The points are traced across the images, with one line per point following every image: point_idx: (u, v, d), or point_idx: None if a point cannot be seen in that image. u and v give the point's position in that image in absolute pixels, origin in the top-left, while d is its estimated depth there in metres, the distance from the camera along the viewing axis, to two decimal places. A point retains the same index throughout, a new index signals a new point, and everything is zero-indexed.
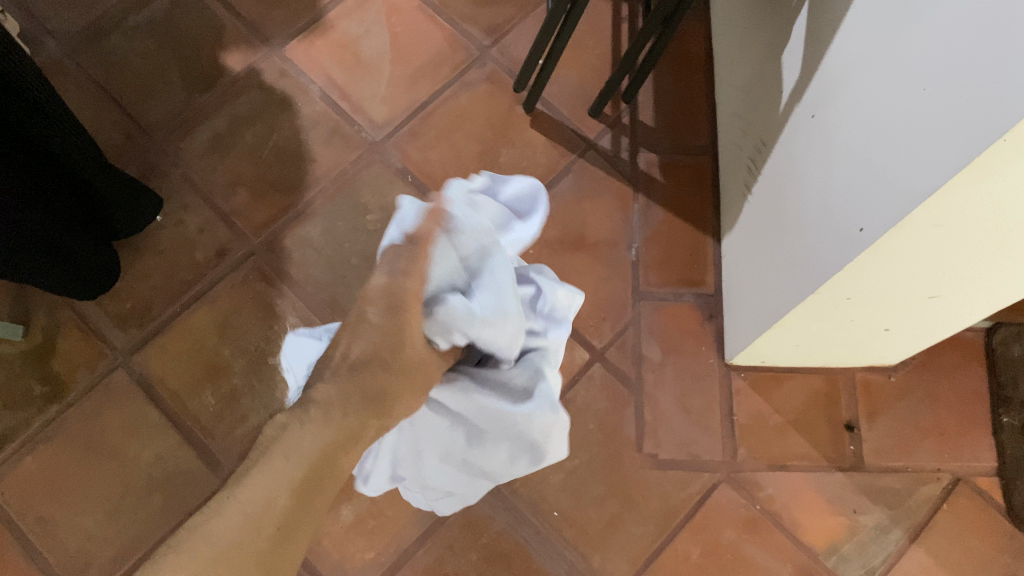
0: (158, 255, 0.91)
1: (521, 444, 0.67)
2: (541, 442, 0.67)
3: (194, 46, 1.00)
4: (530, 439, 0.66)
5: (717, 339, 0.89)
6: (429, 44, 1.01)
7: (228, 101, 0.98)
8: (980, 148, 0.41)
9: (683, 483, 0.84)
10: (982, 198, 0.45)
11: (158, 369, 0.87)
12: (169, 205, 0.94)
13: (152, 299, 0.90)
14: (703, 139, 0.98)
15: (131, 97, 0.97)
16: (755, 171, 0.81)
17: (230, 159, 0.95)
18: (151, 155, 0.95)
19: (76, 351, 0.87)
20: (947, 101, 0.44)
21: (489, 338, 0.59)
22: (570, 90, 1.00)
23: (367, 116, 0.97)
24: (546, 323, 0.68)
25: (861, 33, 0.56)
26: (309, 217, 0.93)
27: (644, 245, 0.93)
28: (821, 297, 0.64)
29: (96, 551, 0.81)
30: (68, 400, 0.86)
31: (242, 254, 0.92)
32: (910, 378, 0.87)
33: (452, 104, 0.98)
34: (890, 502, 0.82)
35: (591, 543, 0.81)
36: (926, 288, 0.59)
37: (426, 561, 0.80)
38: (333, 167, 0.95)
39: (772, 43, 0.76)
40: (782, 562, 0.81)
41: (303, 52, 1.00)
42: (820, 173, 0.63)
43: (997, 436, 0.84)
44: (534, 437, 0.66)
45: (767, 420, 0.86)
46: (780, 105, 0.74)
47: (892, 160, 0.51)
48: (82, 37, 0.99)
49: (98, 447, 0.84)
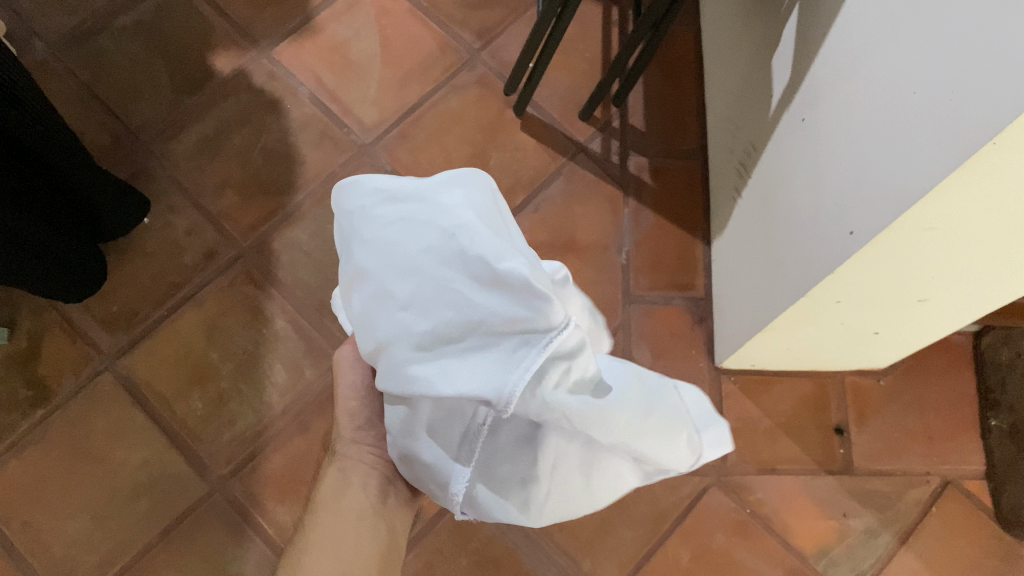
0: (146, 257, 0.91)
1: (494, 308, 0.43)
2: (483, 267, 0.44)
3: (183, 47, 0.99)
4: (469, 274, 0.44)
5: (708, 342, 0.89)
6: (420, 47, 1.01)
7: (216, 103, 0.97)
8: (969, 153, 0.41)
9: (673, 487, 0.83)
10: (969, 201, 0.45)
11: (144, 373, 0.86)
12: (157, 207, 0.93)
13: (139, 302, 0.89)
14: (693, 143, 0.98)
15: (119, 99, 0.96)
16: (745, 174, 0.81)
17: (219, 161, 0.95)
18: (138, 157, 0.95)
19: (61, 355, 0.87)
20: (936, 105, 0.44)
21: (404, 333, 0.45)
22: (560, 94, 1.00)
23: (357, 119, 0.97)
24: (349, 206, 0.51)
25: (851, 37, 0.56)
26: (299, 219, 0.93)
27: (635, 249, 0.93)
28: (811, 300, 0.64)
29: (81, 556, 0.80)
30: (53, 404, 0.85)
31: (230, 256, 0.91)
32: (900, 381, 0.87)
33: (442, 107, 0.98)
34: (880, 505, 0.82)
35: (581, 547, 0.81)
36: (916, 291, 0.59)
37: (416, 566, 0.80)
38: (323, 170, 0.95)
39: (762, 47, 0.77)
40: (772, 565, 0.81)
41: (292, 54, 1.00)
42: (810, 175, 0.63)
43: (985, 441, 0.85)
44: (468, 275, 0.44)
45: (757, 424, 0.86)
46: (770, 108, 0.74)
47: (882, 164, 0.51)
48: (70, 38, 0.98)
49: (83, 452, 0.83)
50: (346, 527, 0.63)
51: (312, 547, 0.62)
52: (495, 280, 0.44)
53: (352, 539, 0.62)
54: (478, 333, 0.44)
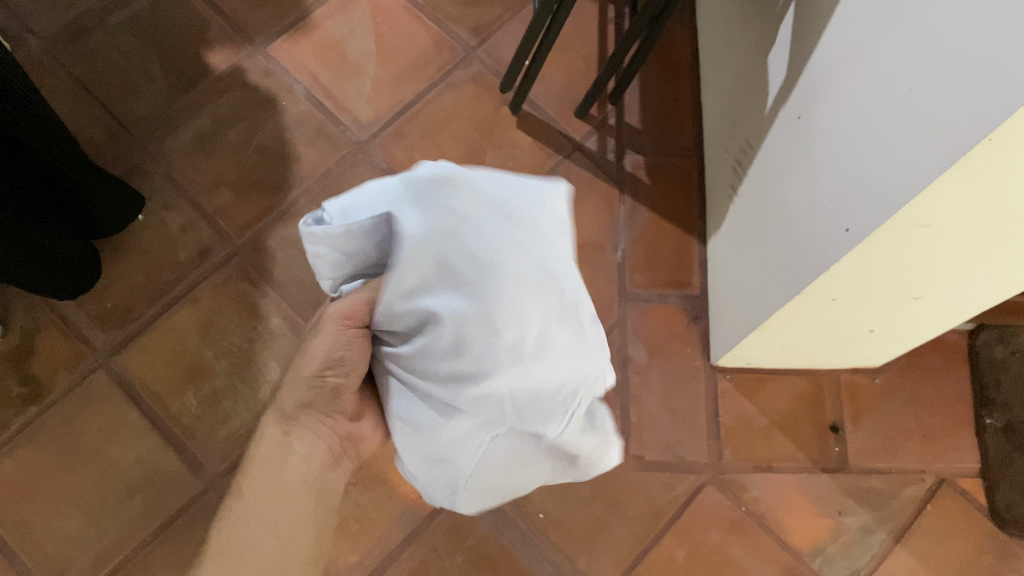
0: (140, 255, 0.90)
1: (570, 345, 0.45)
2: (570, 310, 0.45)
3: (177, 44, 0.99)
4: (561, 310, 0.45)
5: (703, 340, 0.89)
6: (415, 44, 1.00)
7: (211, 99, 0.97)
8: (964, 150, 0.41)
9: (669, 484, 0.83)
10: (963, 199, 0.45)
11: (139, 370, 0.86)
12: (151, 204, 0.93)
13: (133, 300, 0.89)
14: (689, 141, 0.98)
15: (113, 96, 0.96)
16: (740, 172, 0.81)
17: (214, 158, 0.95)
18: (133, 154, 0.94)
19: (55, 352, 0.86)
20: (932, 102, 0.44)
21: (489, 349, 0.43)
22: (556, 91, 1.00)
23: (352, 116, 0.97)
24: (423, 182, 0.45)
25: (846, 35, 0.56)
26: (294, 217, 0.93)
27: (630, 246, 0.93)
28: (807, 298, 0.64)
29: (74, 554, 0.80)
30: (47, 402, 0.85)
31: (225, 254, 0.91)
32: (895, 379, 0.87)
33: (438, 105, 0.98)
34: (875, 504, 0.82)
35: (576, 545, 0.81)
36: (911, 289, 0.59)
37: (411, 564, 0.80)
38: (318, 167, 0.95)
39: (758, 44, 0.77)
40: (767, 564, 0.80)
41: (287, 51, 0.99)
42: (805, 173, 0.63)
43: (980, 439, 0.85)
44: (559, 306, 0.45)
45: (753, 422, 0.86)
46: (766, 106, 0.74)
47: (878, 163, 0.51)
48: (64, 34, 0.98)
49: (77, 449, 0.83)
50: (274, 500, 0.58)
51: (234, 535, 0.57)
52: (577, 325, 0.46)
53: (279, 519, 0.58)
54: (554, 365, 0.44)
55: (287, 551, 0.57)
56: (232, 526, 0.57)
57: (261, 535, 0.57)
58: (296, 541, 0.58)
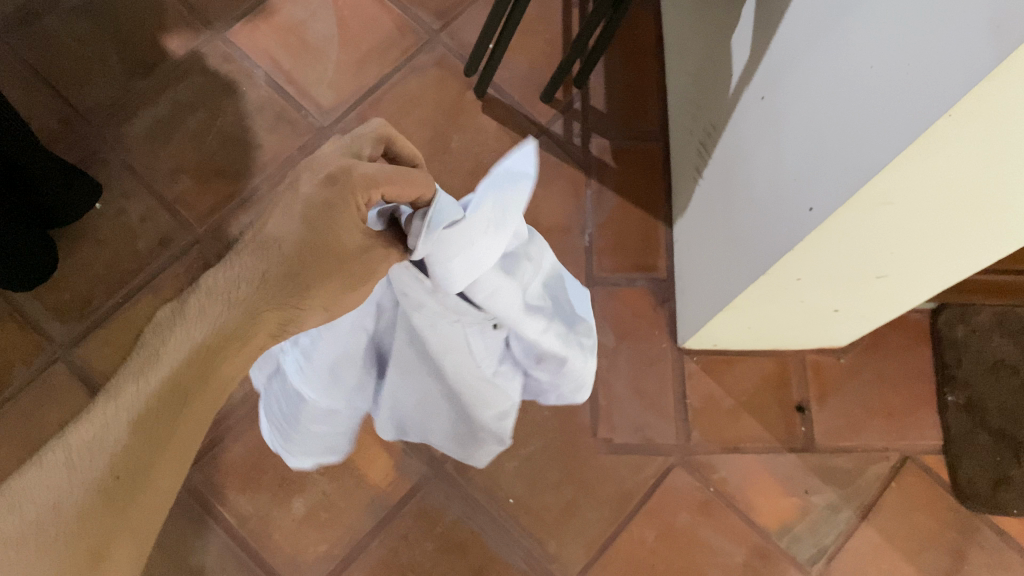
0: (99, 244, 0.89)
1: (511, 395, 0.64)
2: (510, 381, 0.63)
3: (133, 29, 0.97)
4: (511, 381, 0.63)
5: (670, 323, 0.89)
6: (377, 28, 0.99)
7: (170, 85, 0.95)
8: (923, 129, 0.41)
9: (637, 467, 0.84)
10: (922, 177, 0.46)
11: (99, 363, 0.84)
12: (109, 193, 0.91)
13: (92, 290, 0.87)
14: (654, 125, 0.98)
15: (66, 82, 0.94)
16: (705, 154, 0.81)
17: (173, 145, 0.93)
18: (89, 142, 0.92)
19: (12, 345, 0.85)
20: (893, 78, 0.44)
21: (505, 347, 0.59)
22: (522, 76, 0.99)
23: (314, 101, 0.95)
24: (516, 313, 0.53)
25: (808, 16, 0.56)
26: (255, 204, 0.91)
27: (597, 231, 0.93)
28: (772, 279, 0.64)
29: None
30: (4, 396, 0.83)
31: (186, 242, 0.89)
32: (860, 359, 0.88)
33: (402, 89, 0.97)
34: (841, 482, 0.83)
35: (547, 530, 0.81)
36: (874, 268, 0.60)
37: (380, 552, 0.79)
38: (280, 153, 0.93)
39: (720, 28, 0.77)
40: (736, 544, 0.81)
41: (247, 35, 0.98)
42: (769, 154, 0.63)
43: (942, 415, 0.86)
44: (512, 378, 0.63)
45: (720, 404, 0.86)
46: (730, 88, 0.74)
47: (841, 141, 0.51)
48: (14, 19, 0.96)
49: (35, 444, 0.81)
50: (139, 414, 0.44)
51: (55, 467, 0.42)
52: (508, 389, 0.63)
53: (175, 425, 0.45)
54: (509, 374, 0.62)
55: (155, 477, 0.44)
56: (72, 444, 0.42)
57: (137, 455, 0.43)
58: (138, 496, 0.43)
